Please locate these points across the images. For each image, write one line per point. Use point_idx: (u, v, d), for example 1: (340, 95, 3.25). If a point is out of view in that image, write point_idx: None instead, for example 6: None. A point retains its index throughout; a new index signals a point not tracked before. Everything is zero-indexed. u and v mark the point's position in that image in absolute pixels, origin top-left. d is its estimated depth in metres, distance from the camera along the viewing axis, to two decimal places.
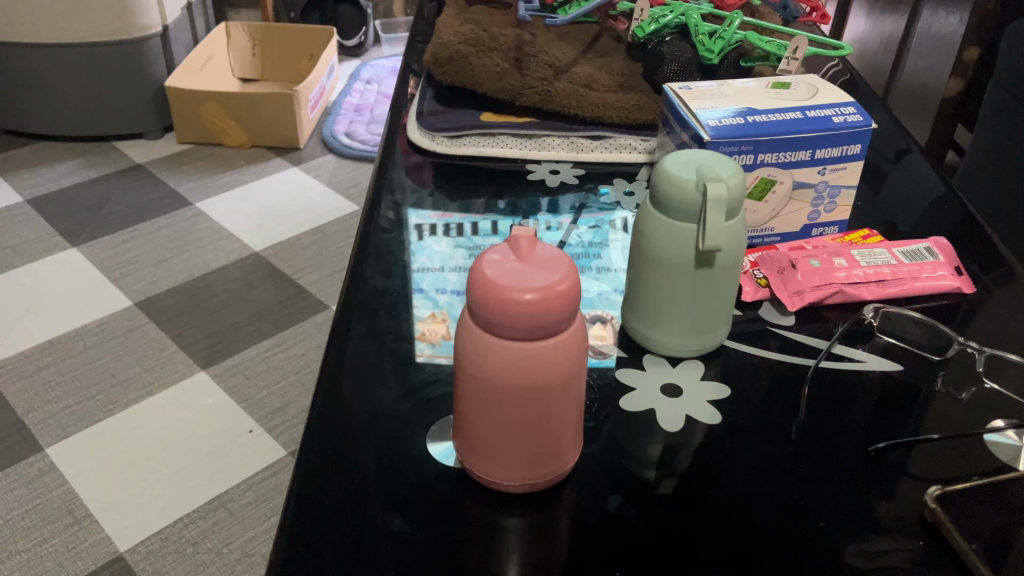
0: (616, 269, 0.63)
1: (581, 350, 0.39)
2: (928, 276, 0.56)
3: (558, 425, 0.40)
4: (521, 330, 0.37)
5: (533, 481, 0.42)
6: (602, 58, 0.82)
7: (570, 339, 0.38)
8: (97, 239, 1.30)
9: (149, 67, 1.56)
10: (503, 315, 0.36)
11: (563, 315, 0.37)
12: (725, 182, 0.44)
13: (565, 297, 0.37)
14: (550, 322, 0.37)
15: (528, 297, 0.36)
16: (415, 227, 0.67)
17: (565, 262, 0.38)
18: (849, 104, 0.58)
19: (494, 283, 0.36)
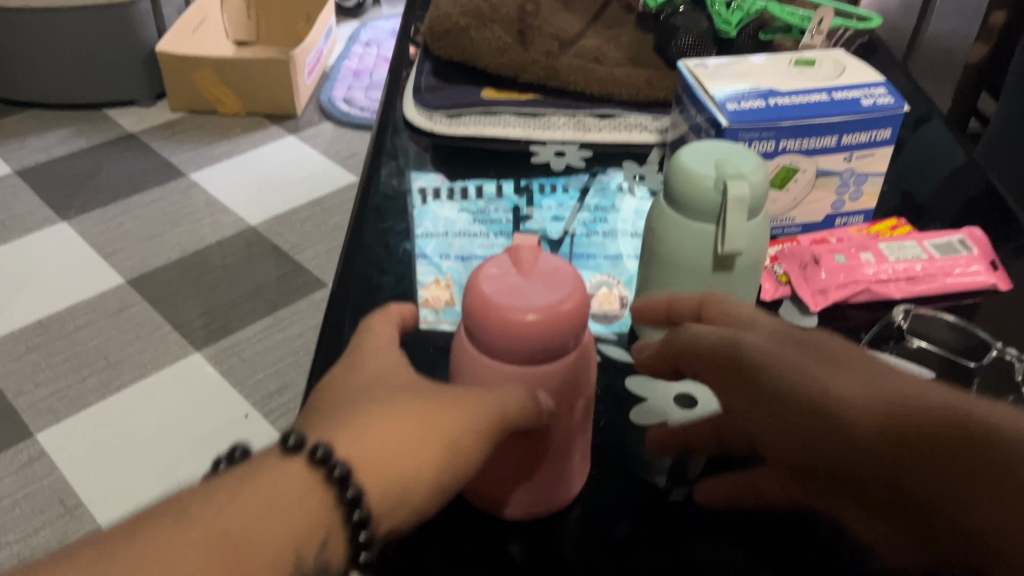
0: (621, 234, 0.61)
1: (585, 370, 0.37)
2: (961, 272, 0.52)
3: (560, 450, 0.38)
4: (519, 351, 0.34)
5: (533, 505, 0.40)
6: (610, 30, 0.77)
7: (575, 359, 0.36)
8: (89, 212, 1.26)
9: (140, 31, 1.50)
10: (502, 337, 0.33)
11: (568, 336, 0.34)
12: (748, 180, 0.40)
13: (570, 317, 0.33)
14: (553, 343, 0.34)
15: (533, 319, 0.33)
16: (419, 191, 0.65)
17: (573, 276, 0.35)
18: (879, 85, 0.54)
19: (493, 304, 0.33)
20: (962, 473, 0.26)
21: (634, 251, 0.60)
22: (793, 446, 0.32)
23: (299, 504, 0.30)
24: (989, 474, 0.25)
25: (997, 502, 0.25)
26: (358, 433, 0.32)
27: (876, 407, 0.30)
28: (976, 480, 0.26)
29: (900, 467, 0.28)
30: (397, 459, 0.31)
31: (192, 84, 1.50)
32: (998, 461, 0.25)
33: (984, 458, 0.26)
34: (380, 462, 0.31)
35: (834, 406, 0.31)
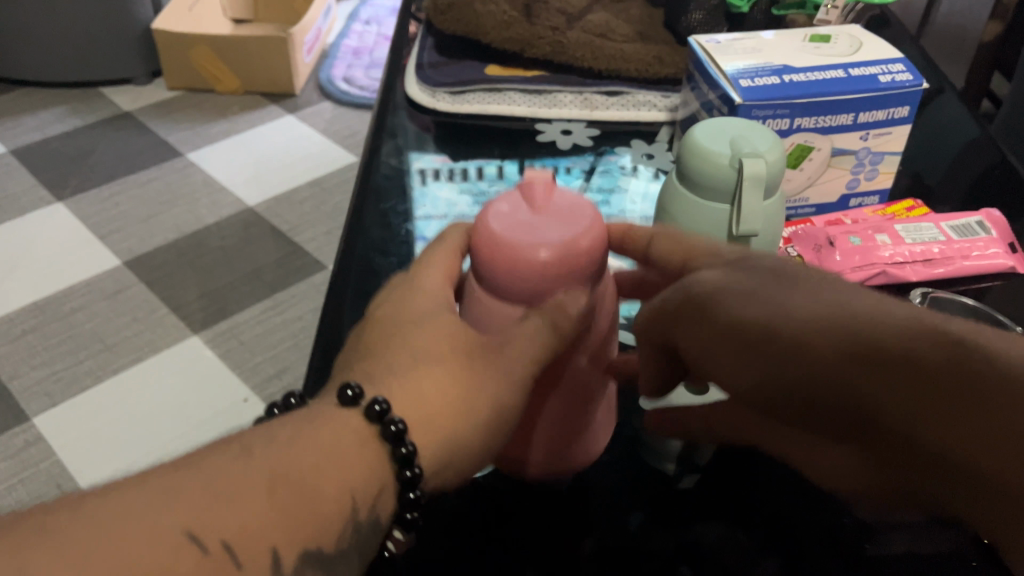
0: (627, 215, 0.60)
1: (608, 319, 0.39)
2: (979, 254, 0.50)
3: (587, 414, 0.40)
4: (534, 289, 0.36)
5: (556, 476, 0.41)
6: (619, 4, 0.75)
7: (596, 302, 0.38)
8: (84, 192, 1.24)
9: (136, 8, 1.48)
10: (517, 274, 0.35)
11: (582, 274, 0.36)
12: (764, 158, 0.39)
13: (585, 254, 0.35)
14: (568, 279, 0.36)
15: (548, 257, 0.35)
16: (418, 171, 0.64)
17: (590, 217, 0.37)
18: (897, 61, 0.52)
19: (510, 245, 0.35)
20: (940, 399, 0.27)
21: None
22: (751, 376, 0.32)
23: (361, 460, 0.31)
24: (965, 397, 0.27)
25: (973, 422, 0.27)
26: (415, 390, 0.33)
27: (838, 335, 0.30)
28: (944, 399, 0.27)
29: (871, 389, 0.29)
30: (450, 421, 0.33)
31: (189, 62, 1.48)
32: (958, 379, 0.27)
33: (962, 383, 0.27)
34: (429, 425, 0.33)
35: (796, 337, 0.30)
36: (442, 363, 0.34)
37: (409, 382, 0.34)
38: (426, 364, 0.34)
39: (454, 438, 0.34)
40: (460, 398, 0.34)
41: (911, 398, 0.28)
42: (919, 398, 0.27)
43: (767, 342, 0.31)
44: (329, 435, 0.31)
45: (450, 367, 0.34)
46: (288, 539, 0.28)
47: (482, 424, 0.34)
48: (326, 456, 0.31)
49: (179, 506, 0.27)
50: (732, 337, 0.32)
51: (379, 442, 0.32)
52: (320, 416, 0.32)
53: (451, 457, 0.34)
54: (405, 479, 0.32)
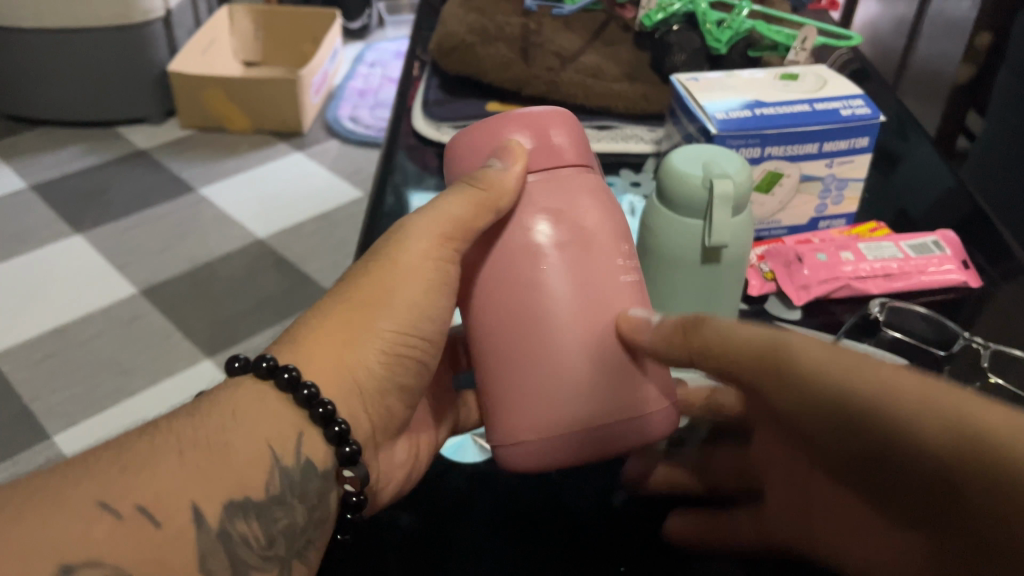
0: None
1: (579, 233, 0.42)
2: (935, 270, 0.58)
3: (573, 365, 0.41)
4: (492, 154, 0.44)
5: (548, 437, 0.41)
6: (609, 47, 0.81)
7: (564, 196, 0.43)
8: (101, 225, 1.30)
9: (152, 52, 1.55)
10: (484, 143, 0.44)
11: (540, 143, 0.44)
12: (732, 179, 0.46)
13: (546, 131, 0.44)
14: (519, 144, 0.43)
15: (522, 131, 0.44)
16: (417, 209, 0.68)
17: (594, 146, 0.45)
18: (858, 97, 0.58)
19: (505, 115, 0.44)
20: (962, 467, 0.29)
21: None
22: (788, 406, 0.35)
23: (276, 418, 0.41)
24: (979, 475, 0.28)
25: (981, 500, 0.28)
26: (319, 348, 0.43)
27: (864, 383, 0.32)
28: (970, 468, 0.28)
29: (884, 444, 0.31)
30: (348, 359, 0.44)
31: (202, 103, 1.55)
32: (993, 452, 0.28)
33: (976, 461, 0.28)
34: (334, 361, 0.43)
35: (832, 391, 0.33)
36: (343, 306, 0.45)
37: (320, 331, 0.44)
38: (331, 307, 0.45)
39: (354, 374, 0.44)
40: (354, 332, 0.44)
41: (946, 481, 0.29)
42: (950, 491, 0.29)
43: (832, 412, 0.33)
44: (252, 403, 0.41)
45: (346, 309, 0.44)
46: (206, 496, 0.37)
47: (376, 342, 0.45)
48: (241, 421, 0.40)
49: (92, 485, 0.35)
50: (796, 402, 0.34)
51: (288, 396, 0.42)
52: (240, 385, 0.42)
53: (361, 380, 0.44)
54: (320, 417, 0.41)
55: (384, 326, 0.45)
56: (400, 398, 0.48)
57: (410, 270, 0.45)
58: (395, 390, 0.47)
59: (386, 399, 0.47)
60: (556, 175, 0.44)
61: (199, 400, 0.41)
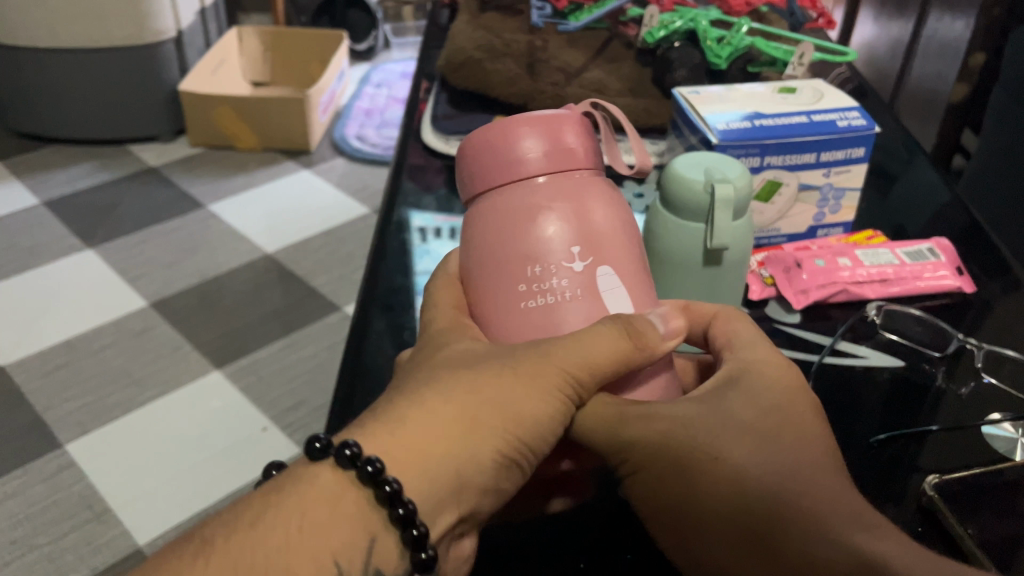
0: None
1: (607, 240, 0.40)
2: (929, 276, 0.60)
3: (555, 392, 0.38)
4: (500, 166, 0.41)
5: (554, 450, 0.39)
6: (612, 64, 0.84)
7: (581, 201, 0.40)
8: (113, 240, 1.32)
9: (162, 72, 1.58)
10: (498, 150, 0.41)
11: (548, 157, 0.41)
12: (733, 183, 0.48)
13: (563, 145, 0.41)
14: (526, 158, 0.41)
15: (537, 134, 0.41)
16: (419, 230, 0.70)
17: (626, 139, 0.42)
18: (854, 109, 0.60)
19: (509, 121, 0.41)
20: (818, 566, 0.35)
21: None
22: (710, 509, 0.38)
23: (344, 521, 0.35)
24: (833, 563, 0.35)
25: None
26: (421, 440, 0.37)
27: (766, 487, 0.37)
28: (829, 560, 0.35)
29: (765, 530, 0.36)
30: (456, 458, 0.37)
31: (211, 121, 1.57)
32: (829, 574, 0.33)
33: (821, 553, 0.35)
34: (417, 450, 0.36)
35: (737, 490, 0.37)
36: (446, 401, 0.38)
37: (415, 420, 0.37)
38: (432, 406, 0.37)
39: (456, 470, 0.37)
40: (468, 435, 0.37)
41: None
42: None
43: (730, 504, 0.36)
44: (317, 504, 0.36)
45: (455, 399, 0.38)
46: None
47: (488, 441, 0.37)
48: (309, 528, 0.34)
49: None
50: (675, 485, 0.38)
51: (366, 490, 0.36)
52: (310, 482, 0.36)
53: (464, 478, 0.37)
54: (398, 518, 0.35)
55: (508, 426, 0.38)
56: (493, 502, 0.39)
57: (534, 363, 0.38)
58: (494, 496, 0.39)
59: (479, 499, 0.38)
60: (572, 178, 0.41)
61: (262, 500, 0.35)
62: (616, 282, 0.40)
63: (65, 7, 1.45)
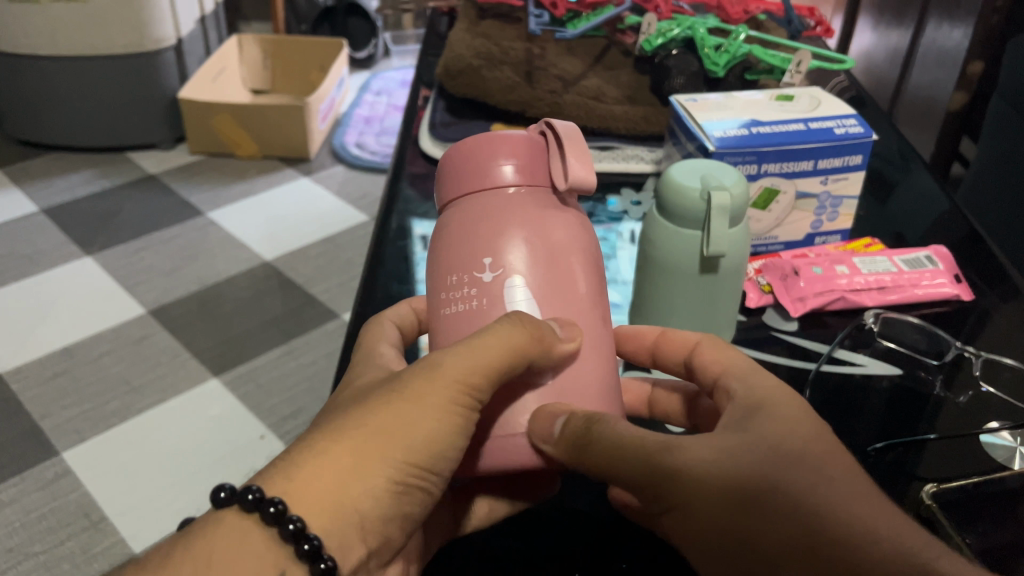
0: (622, 278, 0.64)
1: (534, 254, 0.42)
2: (928, 283, 0.60)
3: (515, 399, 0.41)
4: (476, 178, 0.44)
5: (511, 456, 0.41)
6: (610, 71, 0.84)
7: (516, 214, 0.43)
8: (112, 248, 1.32)
9: (162, 79, 1.58)
10: (478, 163, 0.44)
11: (521, 174, 0.44)
12: (729, 191, 0.48)
13: (535, 165, 0.44)
14: (500, 172, 0.44)
15: (505, 151, 0.44)
16: (420, 237, 0.70)
17: (573, 158, 0.44)
18: (851, 117, 0.60)
19: (487, 138, 0.45)
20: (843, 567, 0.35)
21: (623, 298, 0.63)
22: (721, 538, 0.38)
23: (254, 558, 0.36)
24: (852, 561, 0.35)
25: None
26: (317, 481, 0.38)
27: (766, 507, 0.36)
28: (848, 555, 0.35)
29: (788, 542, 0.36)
30: (351, 492, 0.38)
31: (212, 129, 1.57)
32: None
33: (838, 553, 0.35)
34: (330, 493, 0.38)
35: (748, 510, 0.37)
36: (340, 436, 0.39)
37: (316, 459, 0.38)
38: (332, 437, 0.39)
39: (355, 504, 0.38)
40: (361, 469, 0.38)
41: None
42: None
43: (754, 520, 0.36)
44: (226, 543, 0.36)
45: (346, 433, 0.39)
46: None
47: (381, 473, 0.38)
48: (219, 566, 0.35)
49: None
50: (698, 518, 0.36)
51: (271, 529, 0.37)
52: (220, 521, 0.37)
53: (362, 510, 0.38)
54: (305, 554, 0.36)
55: (395, 456, 0.39)
56: (402, 528, 0.41)
57: (423, 387, 0.40)
58: (402, 521, 0.40)
59: (386, 529, 0.40)
60: (526, 193, 0.44)
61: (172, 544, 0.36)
62: (525, 294, 0.42)
63: (66, 15, 1.45)
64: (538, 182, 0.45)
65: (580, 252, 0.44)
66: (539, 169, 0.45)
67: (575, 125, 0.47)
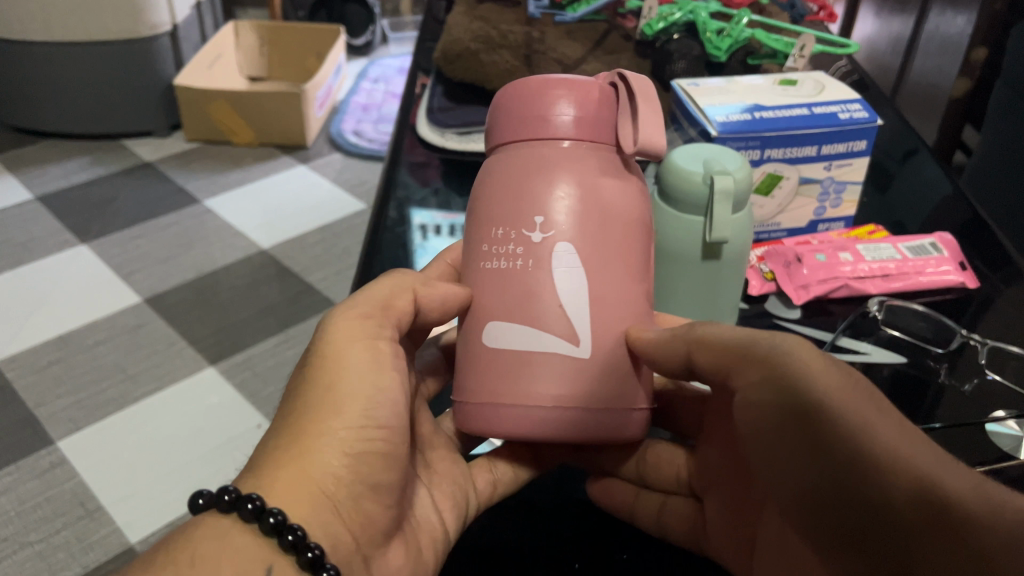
0: None
1: (581, 224, 0.41)
2: (932, 271, 0.60)
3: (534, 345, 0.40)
4: (521, 130, 0.42)
5: (528, 408, 0.40)
6: (611, 56, 0.82)
7: (565, 174, 0.41)
8: (107, 236, 1.31)
9: (157, 65, 1.56)
10: (530, 110, 0.42)
11: (568, 131, 0.42)
12: (732, 175, 0.47)
13: (589, 122, 0.42)
14: (546, 127, 0.42)
15: (570, 96, 0.42)
16: (420, 227, 0.69)
17: (646, 116, 0.42)
18: (855, 101, 0.59)
19: (545, 83, 0.43)
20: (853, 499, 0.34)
21: None
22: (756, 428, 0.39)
23: (239, 552, 0.36)
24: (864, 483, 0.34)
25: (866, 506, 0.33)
26: (281, 473, 0.39)
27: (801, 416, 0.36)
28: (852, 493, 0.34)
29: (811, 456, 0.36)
30: (309, 475, 0.39)
31: (208, 117, 1.56)
32: (975, 544, 0.31)
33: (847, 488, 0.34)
34: (298, 474, 0.39)
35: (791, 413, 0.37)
36: (296, 415, 0.40)
37: (277, 450, 0.39)
38: (289, 423, 0.40)
39: (315, 483, 0.39)
40: (309, 444, 0.39)
41: (903, 540, 0.32)
42: (909, 541, 0.32)
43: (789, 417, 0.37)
44: (209, 540, 0.36)
45: (300, 410, 0.40)
46: None
47: (336, 443, 0.40)
48: (204, 559, 0.35)
49: None
50: (785, 412, 0.37)
51: (254, 526, 0.37)
52: (201, 524, 0.38)
53: (330, 490, 0.39)
54: (288, 544, 0.36)
55: (335, 425, 0.40)
56: (379, 501, 0.41)
57: (336, 359, 0.42)
58: (376, 497, 0.41)
59: (362, 505, 0.41)
60: (582, 151, 0.42)
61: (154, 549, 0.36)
62: (576, 262, 0.41)
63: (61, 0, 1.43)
64: (586, 134, 0.42)
65: (612, 211, 0.42)
66: (600, 123, 0.43)
67: (649, 78, 0.44)
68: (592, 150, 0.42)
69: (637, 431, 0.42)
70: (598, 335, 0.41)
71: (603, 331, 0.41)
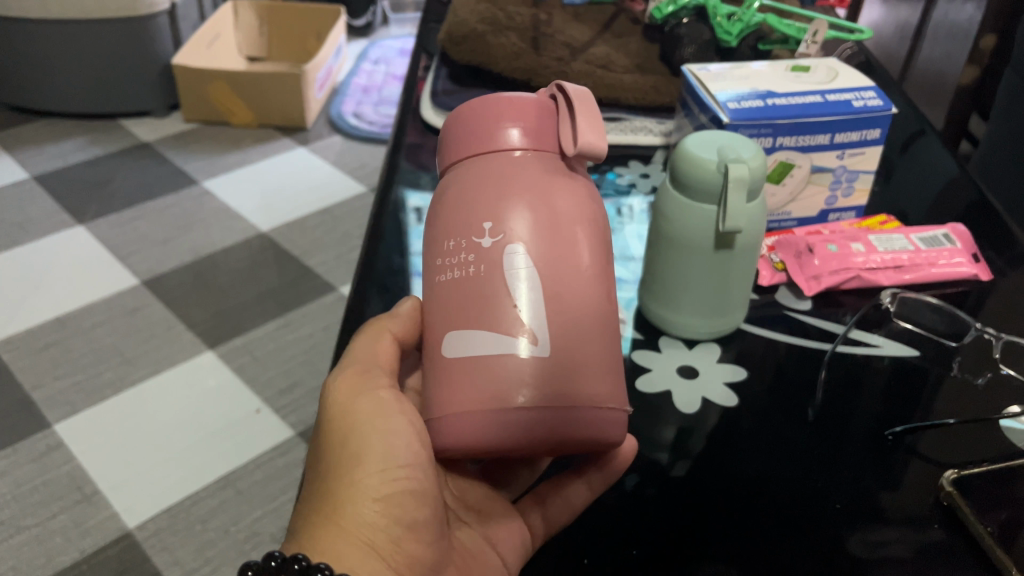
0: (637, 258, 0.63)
1: (539, 226, 0.39)
2: (945, 262, 0.59)
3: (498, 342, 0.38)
4: (464, 149, 0.42)
5: (495, 410, 0.37)
6: (618, 40, 0.81)
7: (520, 183, 0.40)
8: (105, 217, 1.29)
9: (155, 44, 1.54)
10: (473, 131, 0.42)
11: (509, 143, 0.41)
12: (747, 164, 0.46)
13: (539, 135, 0.42)
14: (488, 142, 0.41)
15: (512, 113, 0.41)
16: (414, 210, 0.68)
17: (584, 121, 0.41)
18: (869, 89, 0.58)
19: (481, 104, 0.42)
20: None
21: (632, 276, 0.62)
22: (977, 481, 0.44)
23: None
24: None
25: None
26: (322, 537, 0.40)
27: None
28: None
29: None
30: (351, 536, 0.40)
31: (206, 97, 1.54)
32: None
33: None
34: (340, 535, 0.40)
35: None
36: (322, 481, 0.42)
37: (311, 519, 0.41)
38: (316, 493, 0.42)
39: (358, 538, 0.40)
40: (335, 500, 0.40)
41: None
42: None
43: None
44: None
45: (325, 475, 0.42)
46: None
47: (366, 501, 0.41)
48: None
49: None
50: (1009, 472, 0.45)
51: None
52: None
53: (372, 539, 0.40)
54: None
55: (364, 483, 0.41)
56: (419, 538, 0.42)
57: (351, 419, 0.42)
58: (412, 535, 0.41)
59: (405, 547, 0.41)
60: (532, 160, 0.41)
61: None
62: (531, 264, 0.39)
63: None
64: (536, 145, 0.41)
65: (570, 215, 0.40)
66: (545, 135, 0.42)
67: (588, 89, 0.43)
68: (544, 160, 0.41)
69: (605, 431, 0.39)
70: (560, 333, 0.38)
71: (565, 329, 0.38)
